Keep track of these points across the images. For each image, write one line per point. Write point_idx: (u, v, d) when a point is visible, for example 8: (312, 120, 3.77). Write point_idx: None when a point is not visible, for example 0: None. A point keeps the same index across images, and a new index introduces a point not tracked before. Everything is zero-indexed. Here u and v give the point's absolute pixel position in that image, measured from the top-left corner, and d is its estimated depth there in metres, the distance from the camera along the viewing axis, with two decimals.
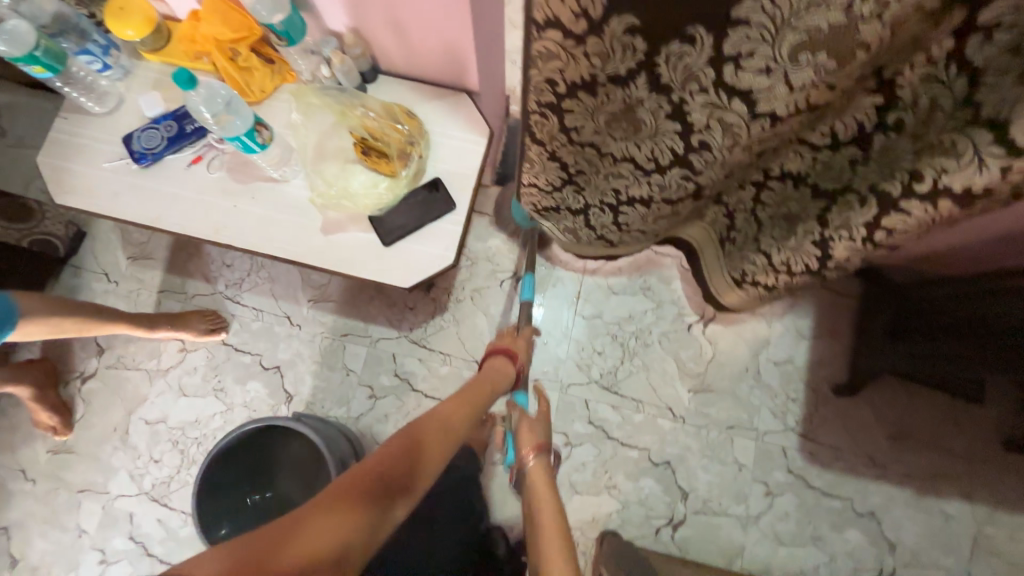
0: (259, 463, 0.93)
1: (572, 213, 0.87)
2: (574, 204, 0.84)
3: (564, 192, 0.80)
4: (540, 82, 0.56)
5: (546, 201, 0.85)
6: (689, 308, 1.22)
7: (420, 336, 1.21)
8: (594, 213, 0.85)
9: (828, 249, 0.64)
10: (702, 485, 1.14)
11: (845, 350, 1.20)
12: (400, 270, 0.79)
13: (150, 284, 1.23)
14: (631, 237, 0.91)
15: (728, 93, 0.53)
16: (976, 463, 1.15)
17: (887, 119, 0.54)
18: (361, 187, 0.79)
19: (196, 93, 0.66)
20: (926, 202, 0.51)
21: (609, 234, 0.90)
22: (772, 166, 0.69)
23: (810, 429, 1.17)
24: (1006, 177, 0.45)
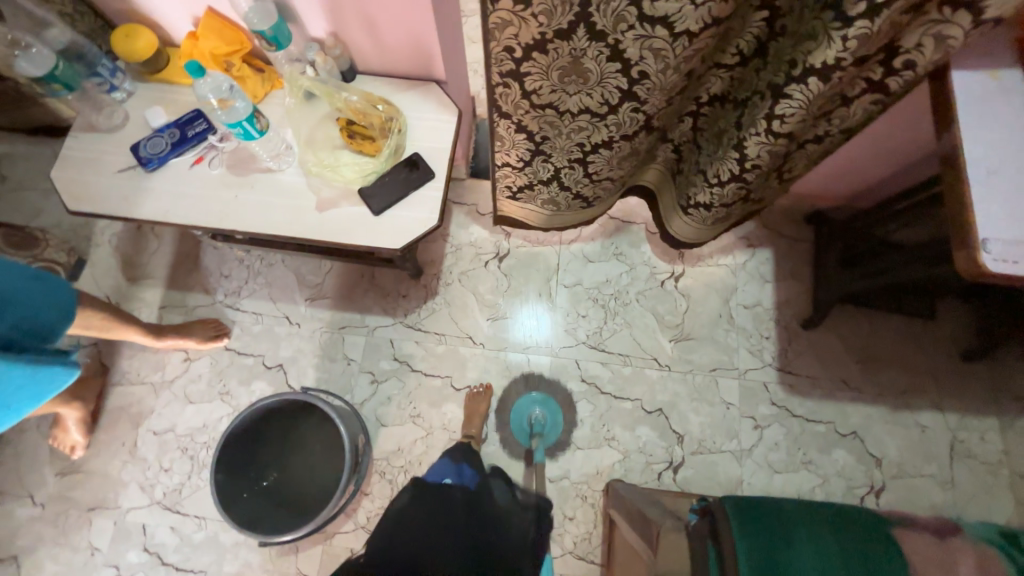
0: (272, 446, 0.98)
1: (545, 182, 1.03)
2: (545, 172, 1.00)
3: (535, 160, 0.96)
4: (500, 52, 0.73)
5: (520, 179, 1.04)
6: (660, 266, 1.33)
7: (414, 320, 1.28)
8: (564, 172, 0.99)
9: (743, 150, 0.84)
10: (695, 426, 1.21)
11: (806, 288, 1.31)
12: (391, 235, 0.88)
13: (151, 301, 1.28)
14: (599, 189, 1.06)
15: (651, 23, 0.67)
16: (940, 374, 1.24)
17: (775, 26, 0.73)
18: (347, 164, 0.89)
19: (205, 82, 0.78)
20: (801, 83, 0.71)
21: (582, 191, 1.05)
22: (700, 93, 0.89)
23: (788, 362, 1.26)
24: (845, 46, 0.64)
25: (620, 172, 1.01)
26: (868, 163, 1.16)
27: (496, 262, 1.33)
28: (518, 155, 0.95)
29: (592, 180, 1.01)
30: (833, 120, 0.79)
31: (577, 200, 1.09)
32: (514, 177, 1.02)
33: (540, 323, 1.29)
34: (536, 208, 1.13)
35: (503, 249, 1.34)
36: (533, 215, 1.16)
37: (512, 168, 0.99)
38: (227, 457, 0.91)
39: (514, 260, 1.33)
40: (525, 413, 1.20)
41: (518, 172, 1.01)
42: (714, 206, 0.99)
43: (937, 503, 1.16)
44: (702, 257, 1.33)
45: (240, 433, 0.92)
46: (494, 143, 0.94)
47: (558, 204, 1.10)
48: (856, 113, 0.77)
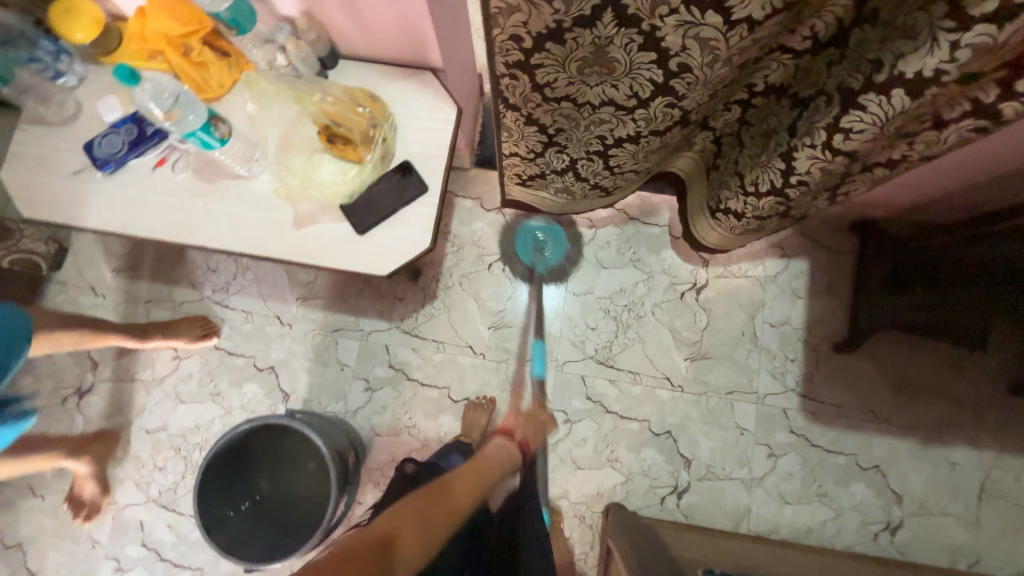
0: (256, 465, 0.94)
1: (559, 173, 0.87)
2: (559, 162, 0.84)
3: (546, 153, 0.81)
4: (506, 42, 0.56)
5: (531, 167, 0.88)
6: (680, 276, 1.20)
7: (411, 325, 1.20)
8: (582, 163, 0.83)
9: (792, 162, 0.67)
10: (705, 451, 1.14)
11: (843, 306, 1.18)
12: (376, 257, 0.77)
13: (137, 294, 1.22)
14: (620, 181, 0.89)
15: (701, 8, 0.51)
16: (981, 408, 1.14)
17: (865, 10, 0.53)
18: (329, 177, 0.78)
19: (145, 92, 0.69)
20: (881, 95, 0.54)
21: (602, 182, 0.89)
22: (755, 81, 0.70)
23: (812, 388, 1.16)
24: (952, 56, 0.47)
25: (648, 164, 0.84)
26: (942, 178, 0.98)
27: (501, 266, 1.22)
28: (530, 146, 0.80)
29: (613, 172, 0.85)
30: (915, 144, 0.62)
31: (595, 189, 0.93)
32: (523, 167, 0.87)
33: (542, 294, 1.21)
34: (550, 196, 0.98)
35: (509, 251, 1.23)
36: (544, 200, 1.01)
37: (522, 157, 0.84)
38: (212, 481, 0.87)
39: (520, 264, 1.22)
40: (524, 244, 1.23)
41: (528, 163, 0.85)
42: (746, 215, 0.83)
43: (957, 543, 1.10)
44: (729, 268, 1.20)
45: (220, 459, 0.88)
46: (500, 134, 0.78)
47: (574, 193, 0.95)
48: (946, 140, 0.60)
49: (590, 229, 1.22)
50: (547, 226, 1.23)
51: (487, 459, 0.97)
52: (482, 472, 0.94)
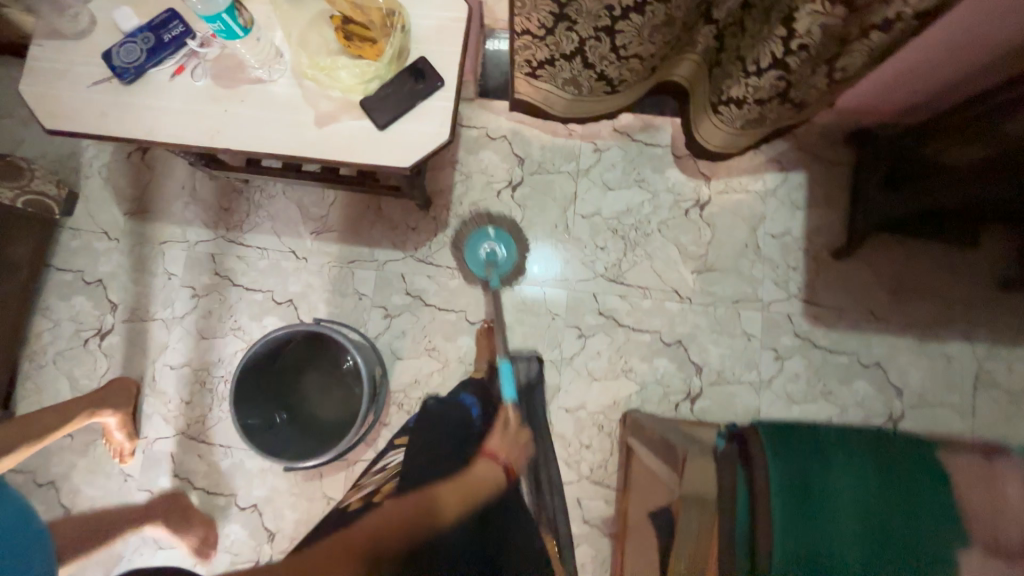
0: (289, 376, 0.98)
1: (568, 58, 0.91)
2: (569, 45, 0.87)
3: (557, 30, 0.84)
4: None
5: (541, 53, 0.92)
6: (684, 194, 1.24)
7: (425, 254, 1.23)
8: (590, 44, 0.87)
9: (791, 25, 0.71)
10: (715, 357, 1.19)
11: (839, 215, 1.23)
12: (398, 150, 0.80)
13: (150, 236, 1.23)
14: (625, 70, 0.93)
15: None
16: (974, 304, 1.19)
17: None
18: (345, 69, 0.79)
19: None
20: None
21: (607, 71, 0.93)
22: None
23: (814, 294, 1.21)
24: None
25: (651, 51, 0.88)
26: (932, 67, 1.03)
27: (510, 192, 1.25)
28: (538, 28, 0.85)
29: (618, 56, 0.89)
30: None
31: (601, 83, 0.97)
32: (534, 49, 0.91)
33: (540, 264, 1.23)
34: (556, 89, 1.03)
35: (517, 177, 1.26)
36: (551, 97, 1.06)
37: (531, 41, 0.89)
38: (245, 387, 0.90)
39: (528, 189, 1.25)
40: (477, 248, 1.19)
41: (539, 44, 0.89)
42: (746, 101, 0.88)
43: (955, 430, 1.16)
44: (730, 183, 1.25)
45: (253, 370, 0.91)
46: (514, 6, 0.82)
47: (581, 85, 0.99)
48: None
49: (595, 153, 1.26)
50: (553, 151, 1.26)
51: (476, 480, 0.78)
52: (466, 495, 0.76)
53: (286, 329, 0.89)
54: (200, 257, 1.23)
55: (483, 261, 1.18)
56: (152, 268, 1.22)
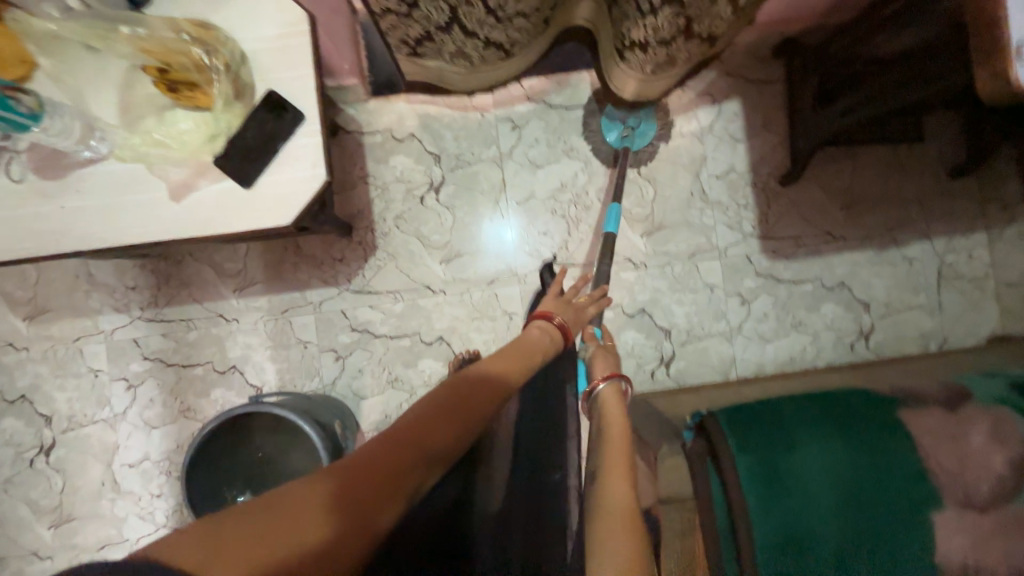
0: (248, 462, 0.93)
1: (444, 29, 0.79)
2: (440, 16, 0.75)
3: (420, 3, 0.72)
4: None
5: (414, 30, 0.80)
6: (618, 153, 1.15)
7: (361, 283, 1.14)
8: (462, 11, 0.74)
9: None
10: (681, 317, 1.15)
11: (781, 138, 1.16)
12: (274, 208, 0.69)
13: (61, 336, 1.13)
14: (512, 30, 0.81)
15: None
16: (928, 200, 1.15)
17: None
18: (181, 129, 0.68)
19: None
20: None
21: (492, 36, 0.81)
22: None
23: (769, 227, 1.16)
24: None
25: (534, 4, 0.75)
26: None
27: (433, 195, 1.15)
28: (398, 6, 0.73)
29: (497, 18, 0.76)
30: None
31: (492, 49, 0.85)
32: (404, 27, 0.78)
33: (508, 232, 1.15)
34: (445, 65, 0.89)
35: (436, 177, 1.15)
36: (445, 75, 0.93)
37: (397, 20, 0.77)
38: (205, 485, 0.89)
39: (452, 187, 1.15)
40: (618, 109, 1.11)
41: (408, 21, 0.77)
42: (650, 45, 0.77)
43: (927, 331, 1.15)
44: (663, 130, 1.15)
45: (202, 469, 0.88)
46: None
47: (470, 56, 0.86)
48: None
49: (514, 130, 1.15)
50: (469, 140, 1.15)
51: (535, 344, 0.74)
52: (527, 358, 0.71)
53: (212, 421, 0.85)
54: (122, 345, 1.13)
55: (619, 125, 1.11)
56: (74, 369, 1.12)
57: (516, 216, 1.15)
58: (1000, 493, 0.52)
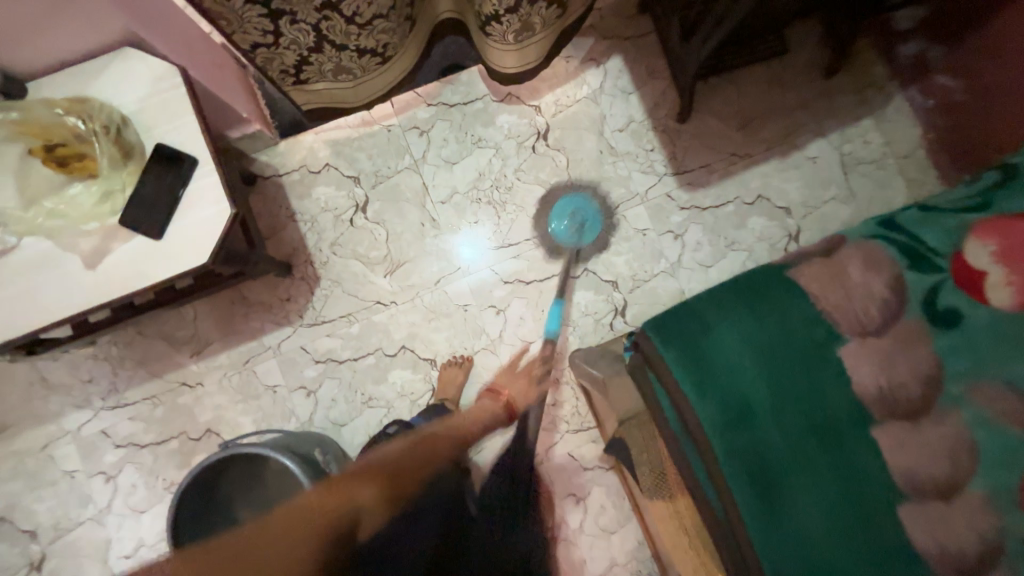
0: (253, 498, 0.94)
1: (316, 50, 0.85)
2: (307, 38, 0.82)
3: (282, 29, 0.79)
4: None
5: (290, 58, 0.85)
6: (523, 132, 1.21)
7: (314, 316, 1.16)
8: (325, 27, 0.81)
9: None
10: (624, 266, 1.20)
11: (666, 81, 1.24)
12: (189, 250, 0.72)
13: (29, 447, 1.11)
14: (379, 34, 0.86)
15: None
16: (813, 101, 1.23)
17: None
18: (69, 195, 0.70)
19: None
20: None
21: (362, 44, 0.87)
22: None
23: (679, 163, 1.23)
24: None
25: (387, 4, 0.81)
26: None
27: (362, 215, 1.19)
28: (263, 37, 0.79)
29: (360, 25, 0.83)
30: None
31: (367, 57, 0.91)
32: (280, 58, 0.84)
33: (471, 251, 1.19)
34: (332, 84, 0.95)
35: (360, 198, 1.19)
36: (335, 95, 0.99)
37: (268, 53, 0.82)
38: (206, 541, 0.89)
39: (377, 204, 1.19)
40: (567, 208, 1.20)
41: (280, 51, 0.83)
42: (502, 15, 0.86)
43: (847, 219, 1.21)
44: (559, 101, 1.22)
45: (195, 501, 0.89)
46: (221, 27, 0.75)
47: (350, 69, 0.92)
48: None
49: (422, 136, 1.20)
50: (382, 155, 1.20)
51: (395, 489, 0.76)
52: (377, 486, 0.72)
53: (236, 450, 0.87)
54: (91, 439, 1.12)
55: (568, 228, 1.20)
56: (49, 476, 1.11)
57: (456, 234, 1.19)
58: (887, 316, 0.57)
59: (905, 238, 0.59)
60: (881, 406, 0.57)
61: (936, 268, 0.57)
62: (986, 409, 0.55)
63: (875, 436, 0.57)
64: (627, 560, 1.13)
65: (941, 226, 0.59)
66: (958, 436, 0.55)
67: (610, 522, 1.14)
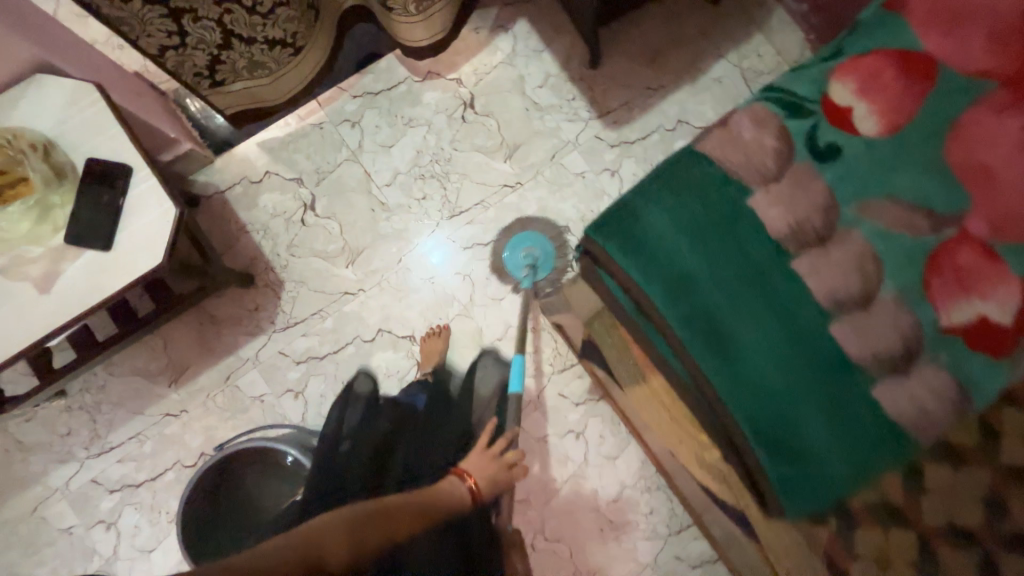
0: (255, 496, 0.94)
1: (225, 46, 0.88)
2: (213, 36, 0.85)
3: (186, 28, 0.82)
4: None
5: (201, 59, 0.88)
6: (449, 104, 1.27)
7: (285, 320, 1.17)
8: (228, 20, 0.84)
9: None
10: (572, 210, 1.26)
11: (573, 33, 1.32)
12: (140, 254, 0.73)
13: (18, 514, 1.08)
14: (284, 23, 0.92)
15: None
16: (707, 27, 1.34)
17: None
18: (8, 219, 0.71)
19: None
20: None
21: (270, 35, 0.92)
22: None
23: (601, 106, 1.30)
24: None
25: None
26: None
27: (312, 213, 1.21)
28: (168, 38, 0.82)
29: (263, 15, 0.88)
30: None
31: (278, 48, 0.96)
32: (191, 59, 0.87)
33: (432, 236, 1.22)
34: (251, 82, 0.99)
35: (307, 197, 1.21)
36: (256, 92, 1.03)
37: (178, 56, 0.86)
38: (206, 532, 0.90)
39: (325, 199, 1.21)
40: (519, 251, 1.22)
41: (189, 52, 0.86)
42: None
43: None
44: (477, 70, 1.28)
45: (212, 480, 0.92)
46: (125, 34, 0.78)
47: (264, 63, 0.97)
48: None
49: (354, 127, 1.24)
50: (320, 152, 1.22)
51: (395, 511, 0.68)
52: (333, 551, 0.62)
53: (264, 442, 0.92)
54: (83, 491, 1.09)
55: (522, 265, 1.22)
56: (46, 538, 1.08)
57: (409, 213, 1.23)
58: (783, 164, 0.65)
59: (782, 95, 0.68)
60: (795, 241, 0.64)
61: (812, 112, 0.66)
62: (880, 222, 0.64)
63: (795, 269, 0.65)
64: (635, 479, 1.19)
65: (808, 77, 0.67)
66: (863, 251, 0.64)
67: (612, 449, 1.20)
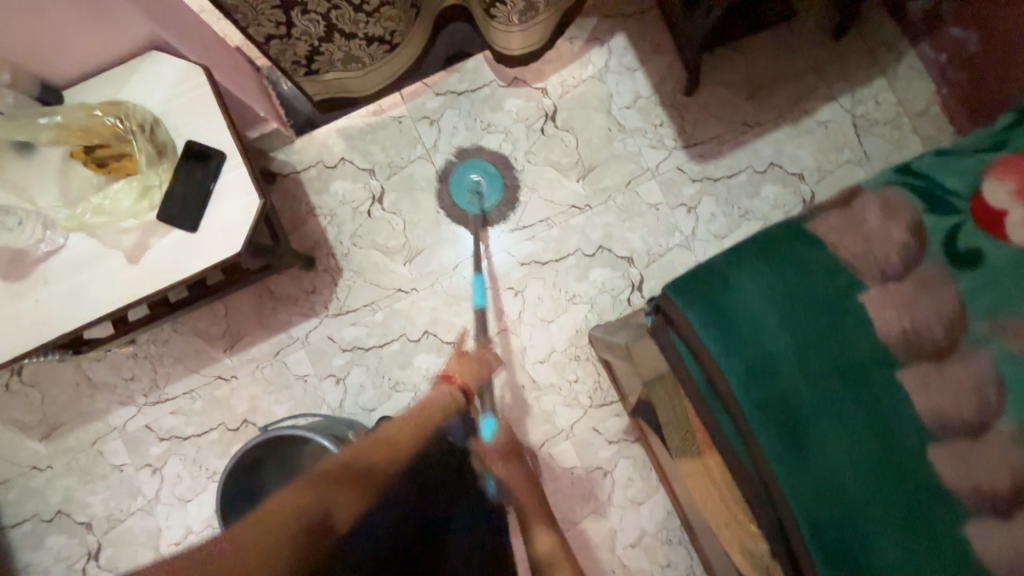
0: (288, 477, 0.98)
1: (326, 38, 0.88)
2: (316, 28, 0.85)
3: (293, 18, 0.82)
4: None
5: (302, 48, 0.89)
6: (531, 115, 1.23)
7: (338, 307, 1.20)
8: (334, 15, 0.84)
9: None
10: (639, 242, 1.20)
11: (671, 55, 1.24)
12: (220, 239, 0.75)
13: (79, 444, 1.17)
14: (386, 21, 0.91)
15: None
16: (821, 64, 1.23)
17: None
18: (114, 193, 0.75)
19: None
20: None
21: (371, 32, 0.91)
22: None
23: (689, 136, 1.23)
24: None
25: None
26: None
27: (378, 206, 1.22)
28: (276, 28, 0.83)
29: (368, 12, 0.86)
30: None
31: (376, 45, 0.95)
32: (293, 48, 0.88)
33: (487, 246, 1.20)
34: (343, 74, 0.99)
35: (376, 189, 1.22)
36: (346, 84, 1.03)
37: (280, 44, 0.86)
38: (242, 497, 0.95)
39: (393, 194, 1.22)
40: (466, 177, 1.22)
41: (291, 41, 0.86)
42: None
43: None
44: (565, 82, 1.24)
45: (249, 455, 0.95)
46: (236, 21, 0.79)
47: (360, 57, 0.96)
48: None
49: (432, 126, 1.23)
50: (395, 147, 1.22)
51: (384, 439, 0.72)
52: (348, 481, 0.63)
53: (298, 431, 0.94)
54: (137, 435, 1.17)
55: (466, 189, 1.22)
56: (100, 470, 1.17)
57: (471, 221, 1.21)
58: (906, 261, 0.59)
59: (923, 183, 0.62)
60: (904, 349, 0.58)
61: (955, 209, 0.60)
62: (1009, 346, 0.56)
63: (900, 378, 0.58)
64: (657, 529, 1.15)
65: (960, 168, 0.61)
66: (982, 375, 0.57)
67: (638, 493, 1.16)
